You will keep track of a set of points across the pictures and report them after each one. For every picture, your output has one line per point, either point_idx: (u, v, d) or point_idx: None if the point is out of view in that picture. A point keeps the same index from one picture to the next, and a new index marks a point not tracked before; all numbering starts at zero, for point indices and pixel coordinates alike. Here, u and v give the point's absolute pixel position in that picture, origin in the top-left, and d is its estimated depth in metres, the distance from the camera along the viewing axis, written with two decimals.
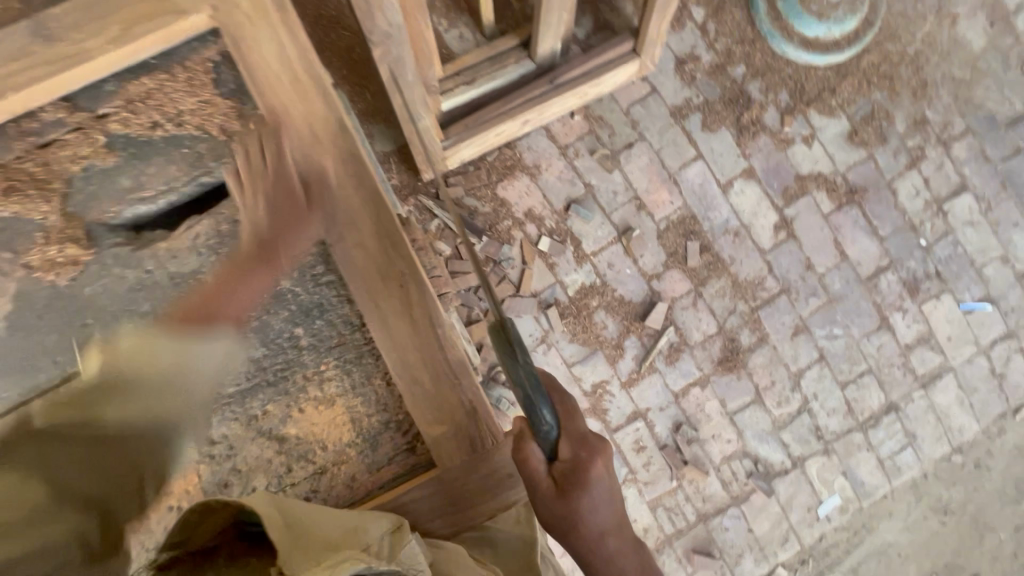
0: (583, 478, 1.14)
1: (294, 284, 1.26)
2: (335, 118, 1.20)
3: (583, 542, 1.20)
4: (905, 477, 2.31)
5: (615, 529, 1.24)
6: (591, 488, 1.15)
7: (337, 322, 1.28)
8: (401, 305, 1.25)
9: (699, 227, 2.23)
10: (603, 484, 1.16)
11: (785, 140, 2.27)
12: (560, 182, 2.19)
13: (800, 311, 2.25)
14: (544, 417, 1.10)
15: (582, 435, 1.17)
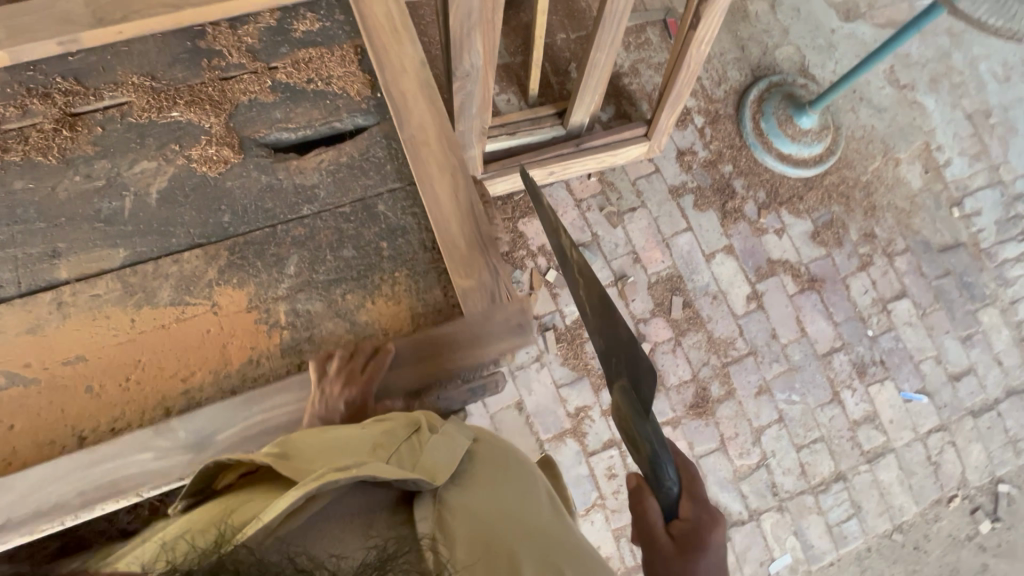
0: (696, 549, 0.99)
1: (389, 209, 1.23)
2: (410, 23, 1.28)
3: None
4: (851, 547, 2.47)
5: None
6: (708, 554, 1.00)
7: (414, 245, 1.21)
8: (452, 195, 1.20)
9: (684, 285, 2.58)
10: (718, 553, 1.02)
11: (761, 229, 2.72)
12: (572, 227, 2.56)
13: (764, 374, 2.55)
14: (667, 473, 1.00)
15: (693, 493, 1.03)
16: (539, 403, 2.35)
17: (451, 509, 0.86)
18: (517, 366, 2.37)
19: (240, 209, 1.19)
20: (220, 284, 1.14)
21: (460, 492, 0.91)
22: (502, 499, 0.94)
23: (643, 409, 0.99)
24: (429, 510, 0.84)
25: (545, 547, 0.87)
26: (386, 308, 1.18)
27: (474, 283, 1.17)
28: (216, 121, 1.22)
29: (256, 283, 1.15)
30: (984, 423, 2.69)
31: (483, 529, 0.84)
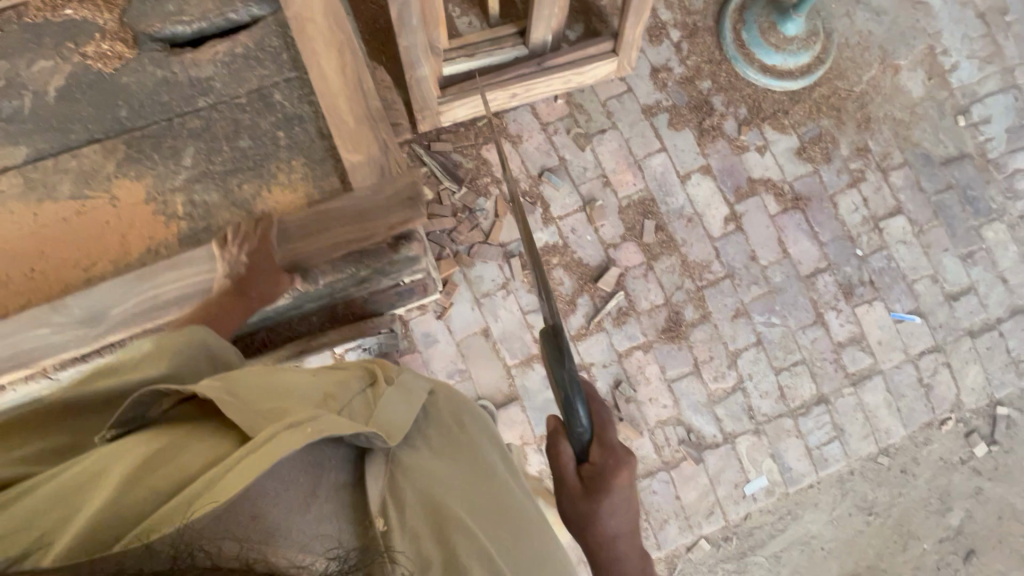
0: (603, 486, 1.15)
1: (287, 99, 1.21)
2: None
3: (595, 536, 1.21)
4: (832, 470, 2.41)
5: (627, 537, 1.24)
6: (611, 493, 1.17)
7: (311, 132, 1.20)
8: (339, 64, 1.16)
9: (657, 208, 2.49)
10: (623, 493, 1.18)
11: (741, 147, 2.58)
12: (538, 152, 2.49)
13: (742, 297, 2.46)
14: (580, 419, 1.14)
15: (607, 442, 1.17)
16: (506, 330, 2.34)
17: (402, 465, 1.00)
18: (482, 293, 2.36)
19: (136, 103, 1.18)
20: (118, 176, 1.15)
21: (412, 450, 1.05)
22: (447, 458, 1.09)
23: (558, 355, 1.10)
24: (382, 466, 0.98)
25: (477, 497, 1.06)
26: (286, 198, 1.18)
27: (364, 154, 1.17)
28: (109, 16, 1.22)
29: (154, 175, 1.16)
30: (983, 343, 2.55)
31: (427, 491, 0.98)
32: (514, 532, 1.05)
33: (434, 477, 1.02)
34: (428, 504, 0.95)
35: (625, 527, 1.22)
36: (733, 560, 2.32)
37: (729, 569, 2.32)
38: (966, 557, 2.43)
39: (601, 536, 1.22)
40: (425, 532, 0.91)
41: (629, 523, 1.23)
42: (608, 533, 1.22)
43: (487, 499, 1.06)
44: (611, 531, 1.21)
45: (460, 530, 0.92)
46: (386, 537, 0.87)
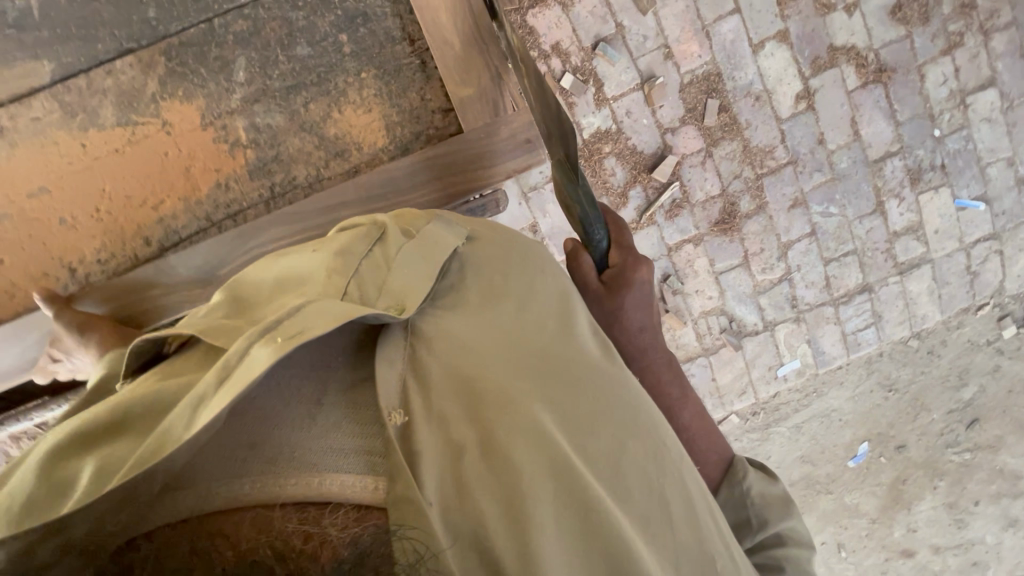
0: (624, 281, 1.18)
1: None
2: None
3: (625, 341, 1.19)
4: (863, 353, 2.53)
5: (654, 335, 1.22)
6: (632, 290, 1.18)
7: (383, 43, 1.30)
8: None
9: (722, 86, 2.23)
10: (644, 289, 1.20)
11: (827, 6, 2.21)
12: (592, 17, 2.14)
13: (802, 185, 2.33)
14: (596, 228, 1.21)
15: (621, 243, 1.23)
16: (555, 225, 2.27)
17: (425, 339, 0.80)
18: (530, 187, 2.23)
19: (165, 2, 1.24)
20: (166, 97, 1.25)
21: (437, 316, 0.84)
22: (485, 323, 0.87)
23: (572, 173, 1.17)
24: (399, 345, 0.78)
25: (524, 353, 0.85)
26: (357, 119, 1.31)
27: (472, 88, 1.28)
28: None
29: (208, 94, 1.26)
30: None
31: (460, 367, 0.77)
32: (574, 392, 0.84)
33: (468, 340, 0.82)
34: (464, 386, 0.76)
35: (650, 331, 1.21)
36: (758, 431, 2.56)
37: (753, 438, 2.56)
38: (970, 425, 2.62)
39: (629, 338, 1.20)
40: (461, 422, 0.72)
41: (652, 327, 1.22)
42: (636, 334, 1.20)
43: (540, 359, 0.85)
44: (635, 331, 1.19)
45: (509, 414, 0.74)
46: (412, 434, 0.69)
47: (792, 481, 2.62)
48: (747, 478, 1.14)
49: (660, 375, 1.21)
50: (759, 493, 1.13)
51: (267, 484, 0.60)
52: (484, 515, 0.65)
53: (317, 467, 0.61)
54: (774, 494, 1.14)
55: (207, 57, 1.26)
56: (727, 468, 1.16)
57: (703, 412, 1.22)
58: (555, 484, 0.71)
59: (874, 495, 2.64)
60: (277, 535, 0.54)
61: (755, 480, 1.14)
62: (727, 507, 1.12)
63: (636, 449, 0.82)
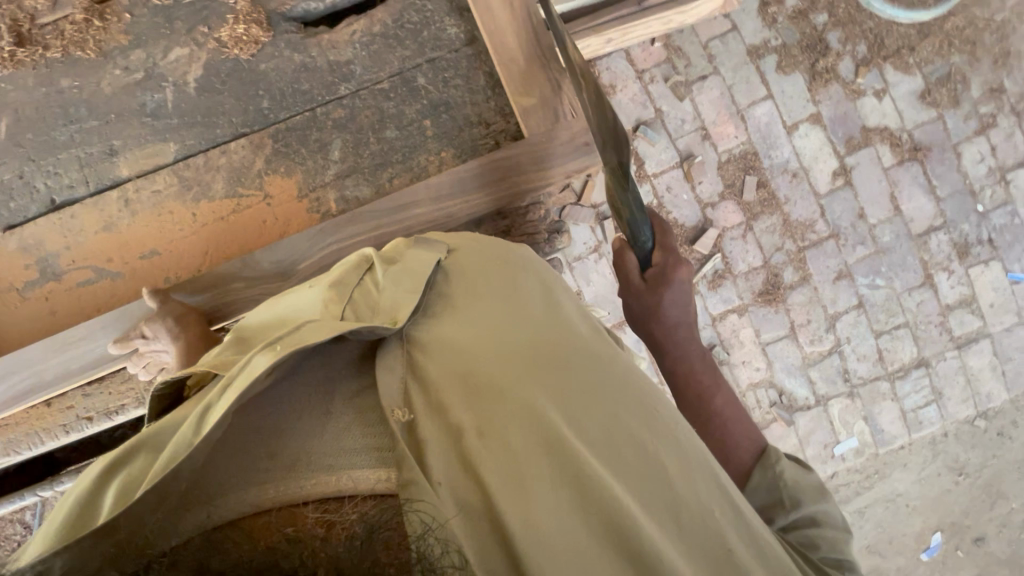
0: (662, 276, 1.28)
1: (429, 82, 1.39)
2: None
3: (660, 332, 1.28)
4: (926, 432, 2.39)
5: (690, 330, 1.30)
6: (670, 290, 1.27)
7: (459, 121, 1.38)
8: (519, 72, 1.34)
9: (759, 164, 2.33)
10: (684, 288, 1.28)
11: (856, 91, 2.34)
12: (632, 103, 2.32)
13: (846, 258, 2.34)
14: (642, 229, 1.29)
15: (665, 244, 1.32)
16: (598, 294, 2.32)
17: (421, 345, 0.86)
18: (574, 257, 2.31)
19: (277, 94, 1.39)
20: (268, 173, 1.37)
21: (429, 323, 0.90)
22: (477, 321, 0.92)
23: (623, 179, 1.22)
24: (394, 352, 0.84)
25: (515, 344, 0.88)
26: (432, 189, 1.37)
27: (535, 97, 1.33)
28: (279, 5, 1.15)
29: (304, 170, 1.37)
30: None
31: (457, 361, 0.83)
32: (570, 376, 0.86)
33: (461, 338, 0.87)
34: (459, 378, 0.81)
35: (686, 326, 1.29)
36: None
37: None
38: None
39: (665, 333, 1.29)
40: (458, 409, 0.78)
41: (689, 324, 1.30)
42: (673, 328, 1.29)
43: (530, 349, 0.88)
44: (672, 325, 1.28)
45: (501, 403, 0.78)
46: (412, 429, 0.75)
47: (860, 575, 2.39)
48: (782, 468, 1.12)
49: (694, 366, 1.27)
50: (792, 480, 1.11)
51: (284, 490, 0.67)
52: (493, 497, 0.70)
53: (332, 467, 0.69)
54: (809, 485, 1.11)
55: (307, 139, 1.37)
56: (761, 456, 1.15)
57: (737, 402, 1.24)
58: (552, 462, 0.75)
59: None
60: (297, 524, 0.63)
61: (787, 468, 1.12)
62: (760, 489, 1.10)
63: (642, 423, 0.85)
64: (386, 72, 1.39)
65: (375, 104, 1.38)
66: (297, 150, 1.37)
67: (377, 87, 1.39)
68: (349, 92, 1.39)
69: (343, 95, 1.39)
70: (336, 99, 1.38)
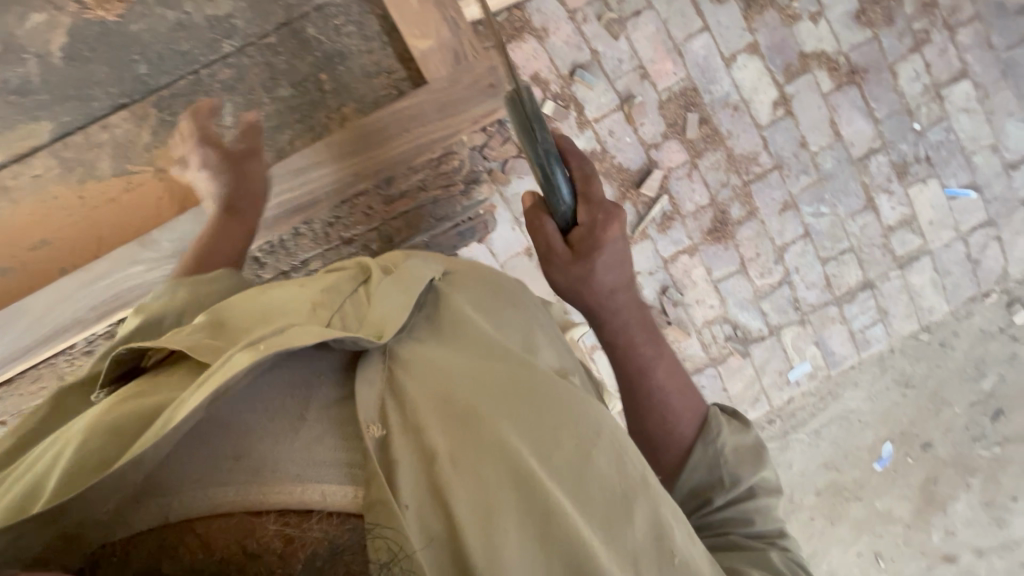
0: (594, 249, 1.21)
1: (319, 32, 1.55)
2: None
3: (593, 300, 1.27)
4: (874, 350, 2.49)
5: (626, 293, 1.29)
6: (603, 252, 1.22)
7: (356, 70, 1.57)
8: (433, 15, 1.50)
9: (700, 99, 2.29)
10: (617, 247, 1.23)
11: (792, 17, 2.29)
12: (567, 46, 2.23)
13: (790, 188, 2.36)
14: (559, 188, 1.20)
15: (593, 206, 1.22)
16: None
17: (402, 362, 0.87)
18: (522, 212, 2.28)
19: (154, 58, 1.50)
20: (157, 147, 1.50)
21: (410, 343, 0.90)
22: (460, 348, 0.92)
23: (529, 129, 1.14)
24: (376, 369, 0.84)
25: (495, 374, 0.88)
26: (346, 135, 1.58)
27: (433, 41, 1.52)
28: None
29: (199, 143, 1.47)
30: None
31: (436, 389, 0.84)
32: (547, 409, 0.86)
33: (440, 365, 0.87)
34: (438, 405, 0.82)
35: (623, 290, 1.28)
36: (776, 439, 2.50)
37: (772, 447, 2.50)
38: (995, 416, 2.54)
39: (605, 305, 1.28)
40: (433, 434, 0.79)
41: (631, 294, 1.31)
42: (613, 298, 1.28)
43: (511, 380, 0.88)
44: (610, 297, 1.28)
45: (477, 438, 0.80)
46: (386, 448, 0.77)
47: (818, 489, 2.53)
48: (718, 437, 1.22)
49: (634, 335, 1.31)
50: (730, 449, 1.22)
51: (264, 490, 0.69)
52: (461, 537, 0.72)
53: (299, 477, 0.70)
54: (745, 449, 1.22)
55: (197, 102, 1.51)
56: (700, 424, 1.25)
57: (678, 370, 1.31)
58: (518, 501, 0.77)
59: (905, 497, 2.55)
60: (266, 534, 0.67)
61: (727, 436, 1.23)
62: (699, 462, 1.21)
63: (615, 463, 0.85)
64: (270, 26, 1.53)
65: (261, 61, 1.54)
66: (189, 113, 1.51)
67: (263, 44, 1.53)
68: (234, 50, 1.53)
69: (229, 53, 1.52)
70: (222, 59, 1.52)
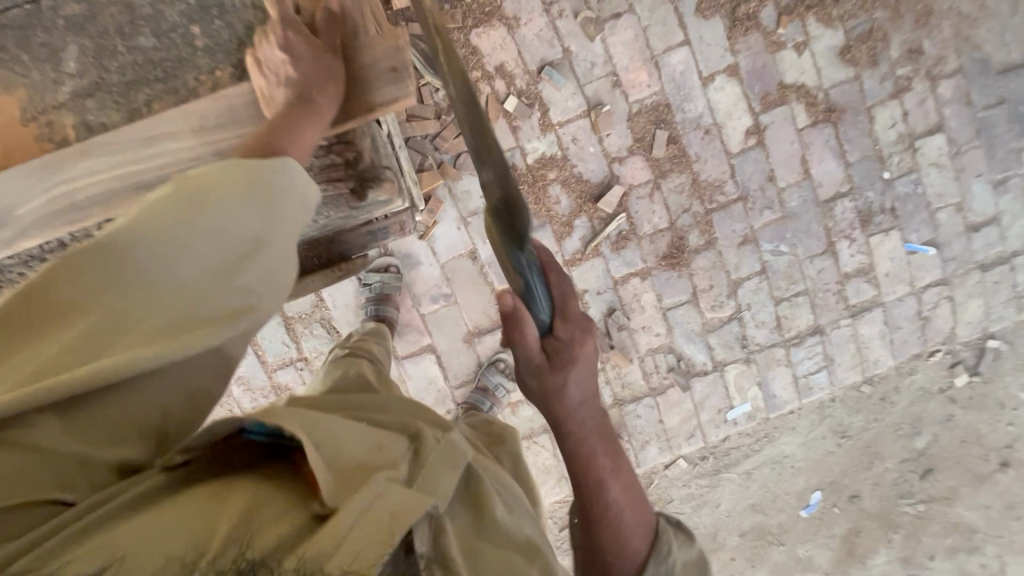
0: (568, 361, 1.06)
1: None
2: None
3: (560, 412, 1.08)
4: (815, 397, 2.43)
5: (592, 404, 1.11)
6: (576, 368, 1.06)
7: None
8: None
9: (671, 117, 2.17)
10: (589, 365, 1.08)
11: (777, 44, 2.19)
12: (538, 40, 2.08)
13: (752, 222, 2.26)
14: (541, 303, 1.01)
15: (570, 318, 1.06)
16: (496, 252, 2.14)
17: (439, 526, 0.83)
18: (469, 212, 2.12)
19: None
20: None
21: (454, 514, 0.88)
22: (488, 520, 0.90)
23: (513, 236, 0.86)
24: (428, 527, 0.80)
25: (523, 552, 0.88)
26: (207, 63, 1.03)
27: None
28: None
29: None
30: (992, 278, 2.44)
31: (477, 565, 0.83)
32: None
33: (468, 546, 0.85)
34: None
35: (591, 401, 1.11)
36: (707, 477, 2.42)
37: (702, 484, 2.42)
38: (923, 475, 2.52)
39: (571, 419, 1.09)
40: None
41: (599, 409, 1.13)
42: (578, 413, 1.09)
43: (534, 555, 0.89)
44: (576, 412, 1.09)
45: None
46: None
47: (742, 531, 2.48)
48: (670, 553, 1.06)
49: (595, 446, 1.11)
50: (680, 570, 1.06)
51: None
52: None
53: None
54: (695, 573, 1.07)
55: None
56: (653, 541, 1.07)
57: (633, 484, 1.12)
58: None
59: (827, 547, 2.51)
60: None
61: (677, 552, 1.08)
62: None
63: None
64: None
65: None
66: None
67: None
68: None
69: None
70: None
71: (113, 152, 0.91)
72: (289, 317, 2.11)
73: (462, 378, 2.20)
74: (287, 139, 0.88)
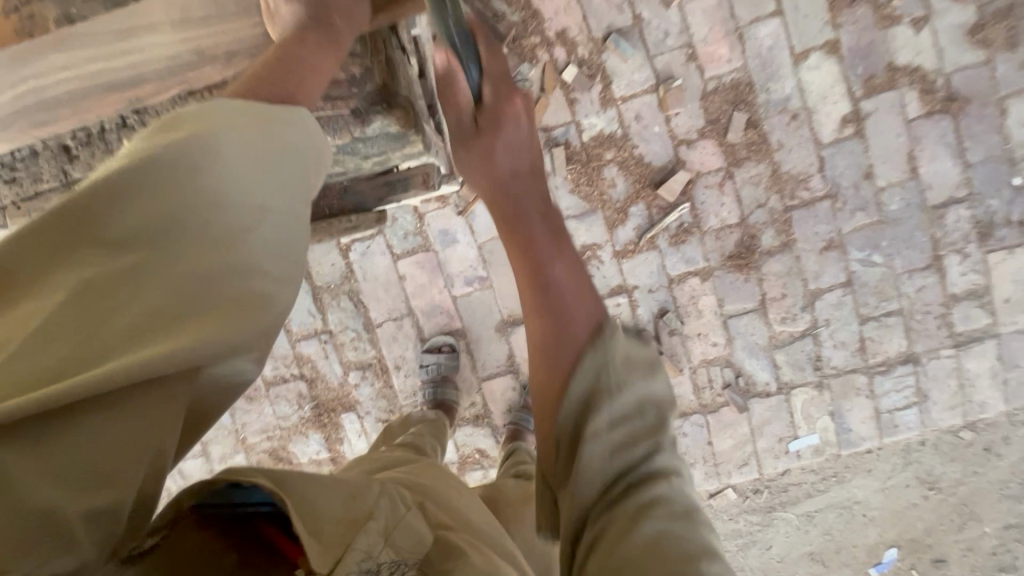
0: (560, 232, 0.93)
1: None
2: None
3: (498, 212, 0.97)
4: (900, 438, 2.06)
5: (527, 174, 0.97)
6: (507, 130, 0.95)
7: None
8: None
9: (753, 97, 1.90)
10: (522, 129, 0.96)
11: (890, 18, 1.86)
12: (607, 5, 1.88)
13: (840, 225, 1.95)
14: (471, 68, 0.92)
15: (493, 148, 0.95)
16: None
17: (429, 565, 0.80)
18: None
19: None
20: None
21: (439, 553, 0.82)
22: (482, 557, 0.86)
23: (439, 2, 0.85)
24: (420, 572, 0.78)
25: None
26: None
27: None
28: None
29: None
30: None
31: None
32: None
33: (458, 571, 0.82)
34: None
35: (529, 184, 0.96)
36: (759, 514, 2.12)
37: (752, 522, 2.12)
38: None
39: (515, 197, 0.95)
40: None
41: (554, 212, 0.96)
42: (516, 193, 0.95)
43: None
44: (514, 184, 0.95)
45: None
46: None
47: None
48: (667, 464, 0.75)
49: (532, 225, 0.93)
50: (620, 357, 0.79)
51: None
52: None
53: None
54: (632, 355, 0.80)
55: None
56: (598, 331, 0.81)
57: (617, 369, 0.86)
58: None
59: None
60: None
61: (622, 342, 0.80)
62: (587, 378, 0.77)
63: None
64: None
65: None
66: None
67: None
68: None
69: None
70: None
71: (93, 47, 0.92)
72: (318, 286, 2.02)
73: (491, 369, 2.03)
74: (284, 83, 0.75)
